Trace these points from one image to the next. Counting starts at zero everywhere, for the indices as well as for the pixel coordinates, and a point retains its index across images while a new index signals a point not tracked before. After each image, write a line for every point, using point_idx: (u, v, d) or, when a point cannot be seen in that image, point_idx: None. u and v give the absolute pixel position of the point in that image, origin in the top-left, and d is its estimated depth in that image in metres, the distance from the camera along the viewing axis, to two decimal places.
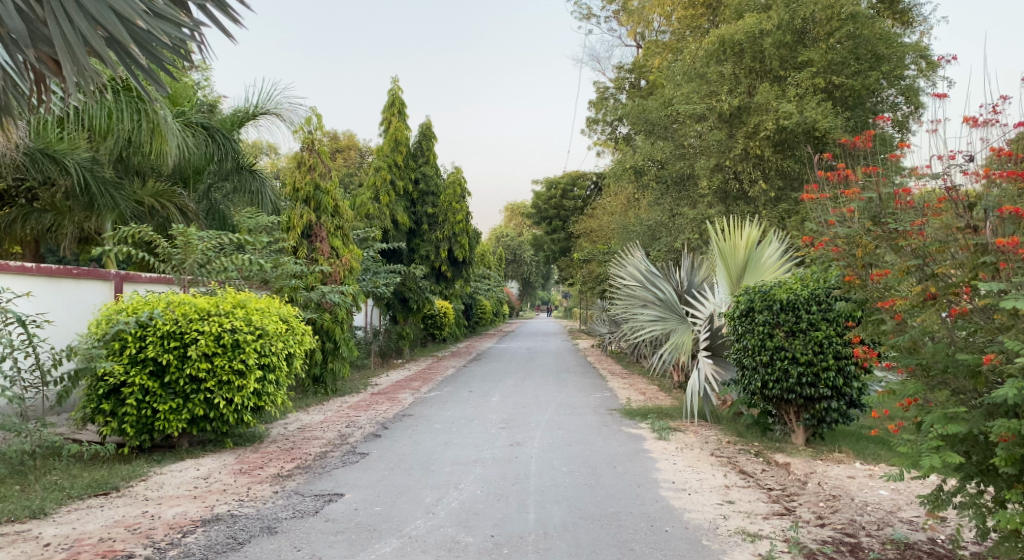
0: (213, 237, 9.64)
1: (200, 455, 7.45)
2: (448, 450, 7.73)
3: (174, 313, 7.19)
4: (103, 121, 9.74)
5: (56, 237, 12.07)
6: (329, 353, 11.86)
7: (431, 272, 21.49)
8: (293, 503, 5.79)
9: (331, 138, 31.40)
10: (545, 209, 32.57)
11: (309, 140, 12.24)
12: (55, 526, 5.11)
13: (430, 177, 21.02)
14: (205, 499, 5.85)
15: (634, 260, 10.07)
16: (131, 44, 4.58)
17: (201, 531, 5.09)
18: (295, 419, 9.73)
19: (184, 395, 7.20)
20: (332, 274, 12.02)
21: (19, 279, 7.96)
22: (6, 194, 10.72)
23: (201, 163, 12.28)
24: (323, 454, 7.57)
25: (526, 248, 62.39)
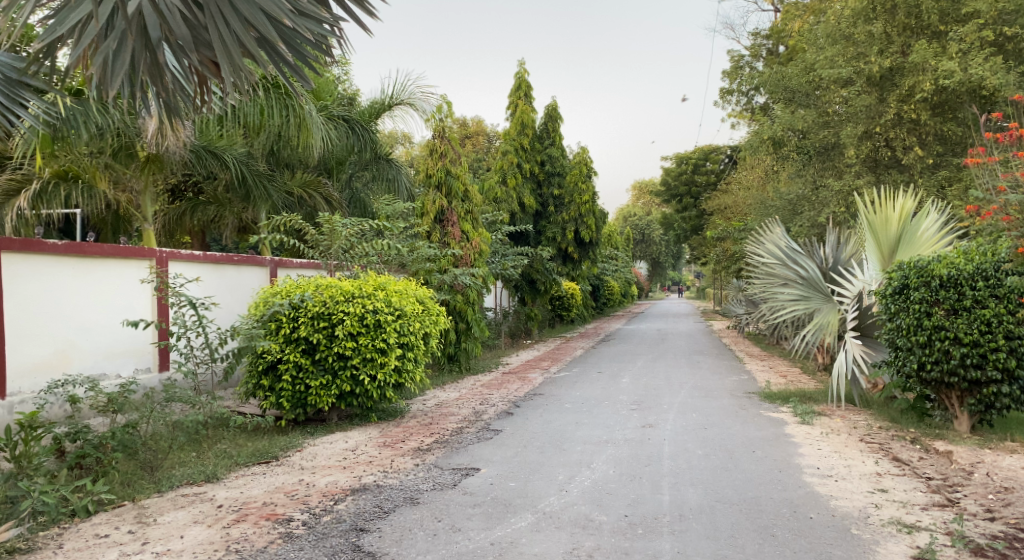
0: (356, 223, 10.12)
1: (348, 428, 7.91)
2: (581, 429, 7.77)
3: (322, 295, 7.64)
4: (256, 118, 10.55)
5: (218, 227, 13.02)
6: (462, 333, 12.20)
7: (559, 254, 21.63)
8: (434, 476, 6.03)
9: (461, 124, 32.12)
10: (676, 185, 31.77)
11: (440, 128, 12.51)
12: (226, 490, 5.62)
13: (556, 158, 21.04)
14: (354, 469, 6.22)
15: (773, 236, 9.64)
16: (279, 42, 4.87)
17: (351, 499, 5.42)
18: (433, 396, 10.12)
19: (332, 371, 7.64)
20: (463, 257, 12.27)
21: (190, 266, 8.76)
22: (177, 187, 11.89)
23: (343, 154, 13.00)
24: (460, 430, 7.84)
25: (655, 227, 61.31)
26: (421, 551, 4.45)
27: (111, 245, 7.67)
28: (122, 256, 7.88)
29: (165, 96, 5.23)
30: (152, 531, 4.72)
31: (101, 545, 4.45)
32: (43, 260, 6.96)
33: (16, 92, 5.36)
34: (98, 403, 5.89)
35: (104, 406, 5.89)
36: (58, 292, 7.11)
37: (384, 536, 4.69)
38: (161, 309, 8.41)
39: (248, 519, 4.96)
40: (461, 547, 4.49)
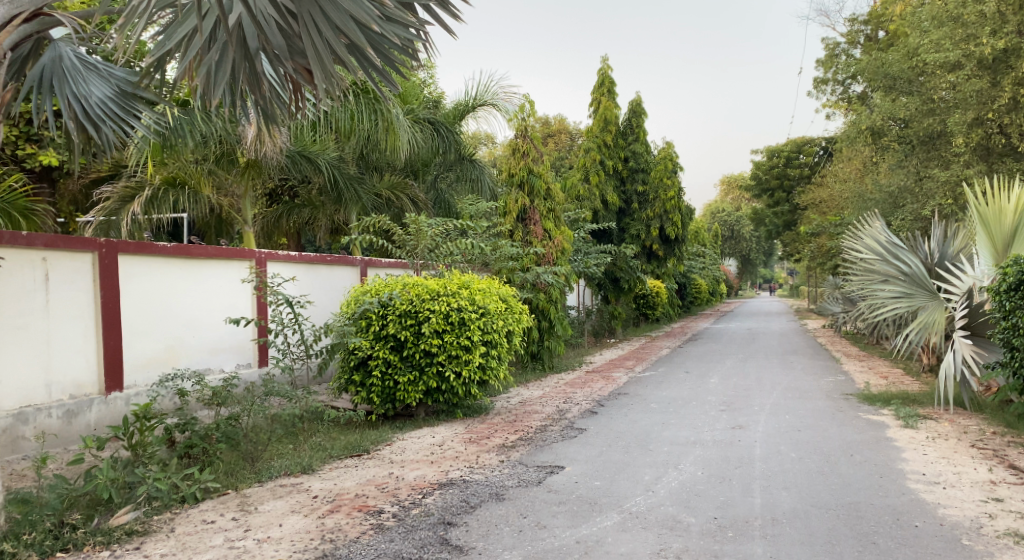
0: (441, 223, 10.30)
1: (435, 424, 8.05)
2: (667, 430, 7.65)
3: (409, 293, 7.83)
4: (347, 123, 10.91)
5: (312, 229, 13.50)
6: (545, 331, 12.21)
7: (643, 251, 21.38)
8: (519, 473, 6.08)
9: (543, 123, 32.21)
10: (767, 179, 30.83)
11: (523, 127, 12.56)
12: (321, 481, 5.84)
13: (640, 154, 20.78)
14: (441, 464, 6.34)
15: (872, 230, 9.21)
16: (368, 48, 5.00)
17: (439, 493, 5.52)
18: (517, 394, 10.18)
19: (420, 367, 7.81)
20: (545, 255, 12.28)
21: (287, 266, 9.13)
22: (275, 191, 12.50)
23: (429, 156, 13.28)
24: (544, 427, 7.87)
25: (744, 223, 59.70)
26: (508, 546, 4.49)
27: (214, 247, 8.07)
28: (225, 257, 8.29)
29: (264, 104, 5.47)
30: (254, 518, 4.95)
31: (208, 530, 4.71)
32: (154, 262, 7.39)
33: (131, 105, 5.70)
34: (204, 397, 6.20)
35: (210, 399, 6.19)
36: (167, 291, 7.54)
37: (471, 530, 4.76)
38: (259, 308, 8.81)
39: (342, 510, 5.13)
40: (547, 544, 4.51)
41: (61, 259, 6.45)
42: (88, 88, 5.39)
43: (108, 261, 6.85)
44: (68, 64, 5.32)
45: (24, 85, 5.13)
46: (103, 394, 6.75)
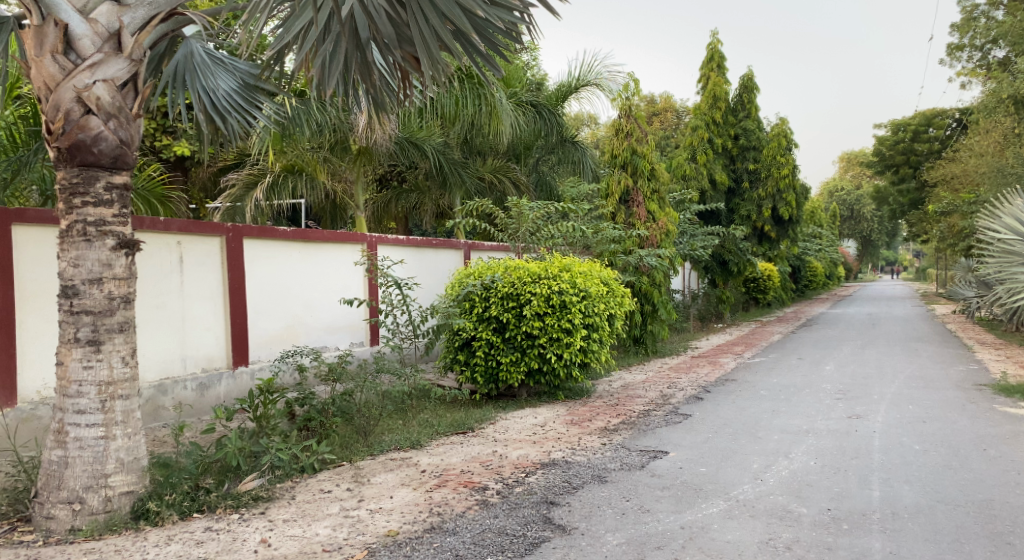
0: (542, 206, 10.32)
1: (537, 405, 8.16)
2: (778, 417, 7.43)
3: (511, 276, 7.94)
4: (452, 108, 11.08)
5: (418, 213, 13.84)
6: (648, 315, 12.05)
7: (754, 233, 20.67)
8: (622, 456, 6.08)
9: (648, 102, 31.60)
10: (891, 155, 29.06)
11: (627, 107, 12.40)
12: (428, 456, 6.05)
13: (752, 131, 20.01)
14: (544, 444, 6.43)
15: (1013, 209, 8.71)
16: (473, 33, 5.05)
17: (541, 472, 5.61)
18: (619, 377, 10.15)
19: (522, 349, 7.91)
20: (649, 237, 12.10)
21: (396, 249, 9.44)
22: (384, 176, 12.78)
23: (531, 138, 13.35)
24: (647, 412, 7.81)
25: (866, 202, 56.54)
26: (611, 528, 4.51)
27: (330, 231, 8.46)
28: (339, 241, 8.67)
29: (375, 93, 5.66)
30: (367, 490, 5.20)
31: (325, 499, 4.98)
32: (275, 245, 7.83)
33: (253, 97, 6.05)
34: (321, 372, 6.53)
35: (326, 375, 6.51)
36: (287, 273, 7.97)
37: (574, 510, 4.82)
38: (371, 288, 9.19)
39: (448, 485, 5.31)
40: (650, 528, 4.50)
41: (193, 243, 6.93)
42: (216, 81, 5.75)
43: (235, 245, 7.30)
44: (199, 60, 5.65)
45: (161, 80, 5.46)
46: (231, 368, 7.25)
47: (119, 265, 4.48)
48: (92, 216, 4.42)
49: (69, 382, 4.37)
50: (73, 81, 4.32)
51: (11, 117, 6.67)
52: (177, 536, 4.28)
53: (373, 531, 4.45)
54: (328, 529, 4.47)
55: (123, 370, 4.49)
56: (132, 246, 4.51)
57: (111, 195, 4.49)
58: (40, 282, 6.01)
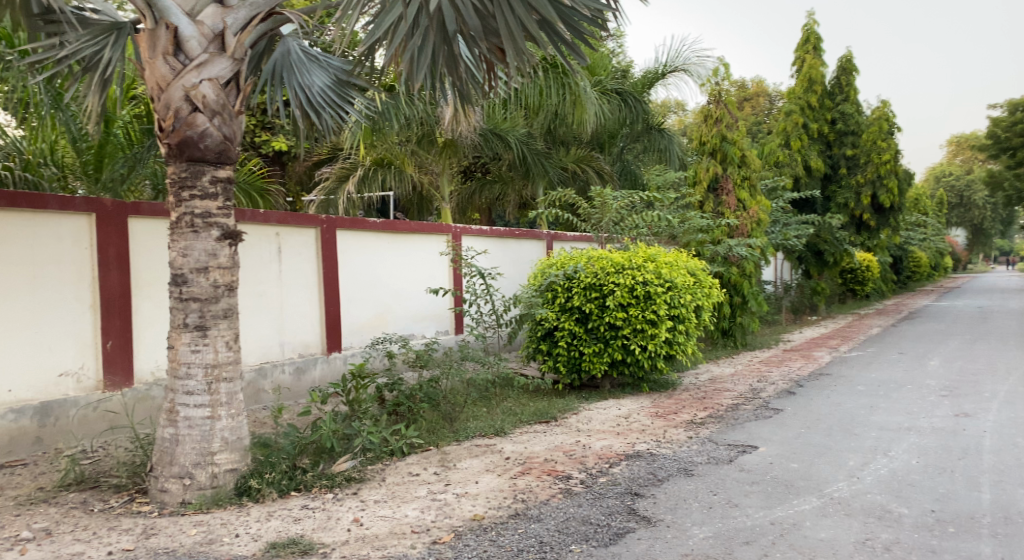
0: (627, 195, 10.18)
1: (621, 396, 8.11)
2: (876, 414, 7.12)
3: (594, 266, 7.90)
4: (536, 98, 11.22)
5: (502, 205, 13.95)
6: (737, 307, 11.76)
7: (851, 222, 19.74)
8: (709, 450, 5.98)
9: (739, 87, 30.69)
10: (1007, 137, 27.17)
11: (716, 92, 12.09)
12: (512, 444, 6.12)
13: (849, 115, 19.19)
14: (628, 436, 6.39)
15: None
16: (558, 22, 5.05)
17: (626, 464, 5.59)
18: (706, 370, 9.96)
19: (605, 339, 7.87)
20: (738, 227, 11.77)
21: (480, 240, 9.56)
22: (469, 168, 12.90)
23: (616, 127, 13.22)
24: (736, 406, 7.64)
25: (977, 188, 53.11)
26: (697, 522, 4.45)
27: (417, 222, 8.66)
28: (425, 232, 8.86)
29: (460, 85, 5.74)
30: (454, 474, 5.32)
31: (414, 482, 5.13)
32: (365, 236, 8.07)
33: (345, 93, 6.24)
34: (408, 359, 6.70)
35: (413, 362, 6.68)
36: (377, 263, 8.21)
37: (659, 503, 4.78)
38: (455, 278, 9.35)
39: (532, 473, 5.37)
40: (739, 523, 4.42)
41: (291, 234, 7.24)
42: (311, 77, 5.96)
43: (328, 236, 7.58)
44: (295, 58, 5.87)
45: (261, 78, 5.71)
46: (324, 354, 7.55)
47: (224, 255, 4.74)
48: (199, 209, 4.68)
49: (179, 364, 4.65)
50: (182, 81, 4.59)
51: (126, 116, 7.11)
52: (276, 512, 4.51)
53: (459, 514, 4.55)
54: (417, 511, 4.61)
55: (228, 353, 4.75)
56: (235, 237, 4.76)
57: (216, 189, 4.74)
58: (154, 271, 6.42)
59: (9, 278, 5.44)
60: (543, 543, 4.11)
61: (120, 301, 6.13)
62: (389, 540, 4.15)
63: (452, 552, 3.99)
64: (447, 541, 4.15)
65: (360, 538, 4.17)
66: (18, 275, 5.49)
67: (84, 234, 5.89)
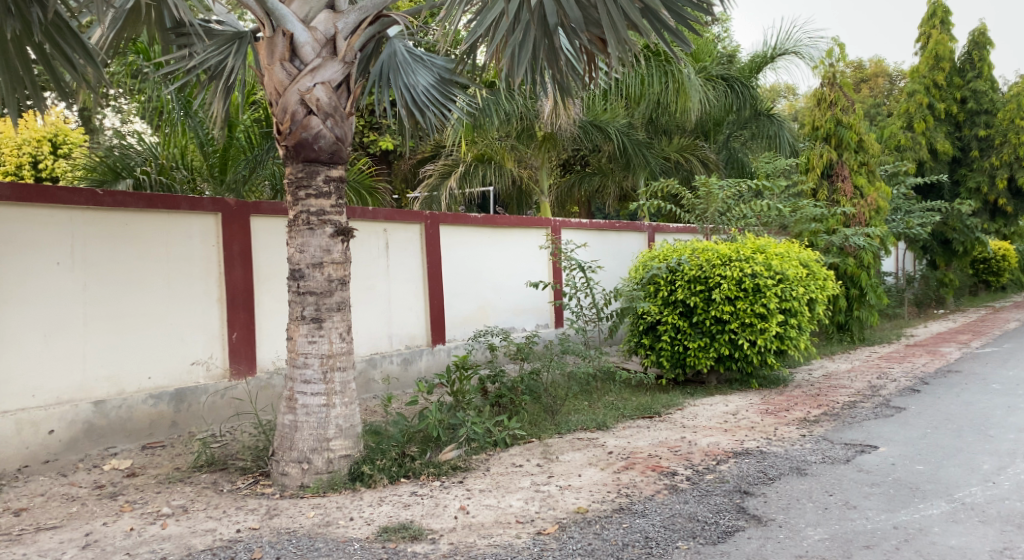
0: (734, 184, 9.85)
1: (728, 392, 7.89)
2: (1013, 415, 6.60)
3: (699, 258, 7.71)
4: (637, 88, 10.96)
5: (602, 197, 13.83)
6: (854, 300, 11.17)
7: (984, 208, 18.39)
8: (824, 449, 5.73)
9: (855, 68, 29.14)
10: None
11: (831, 74, 11.50)
12: (615, 438, 6.09)
13: (983, 92, 17.65)
14: (736, 433, 6.22)
15: None
16: (661, 9, 4.96)
17: (734, 461, 5.45)
18: (820, 366, 9.55)
19: (711, 334, 7.68)
20: (856, 215, 11.18)
21: (580, 233, 9.53)
22: (568, 161, 12.92)
23: (722, 114, 12.83)
24: (853, 403, 7.28)
25: None
26: (812, 523, 4.28)
27: (517, 217, 8.75)
28: (525, 226, 8.93)
29: (561, 78, 5.73)
30: (557, 467, 5.35)
31: (517, 473, 5.20)
32: (467, 231, 8.22)
33: (448, 90, 6.36)
34: (510, 351, 6.81)
35: (514, 354, 6.76)
36: (478, 258, 8.35)
37: (770, 502, 4.64)
38: (555, 272, 9.39)
39: (636, 467, 5.32)
40: (858, 526, 4.22)
41: (397, 230, 7.47)
42: (416, 77, 6.12)
43: (432, 231, 7.77)
44: (401, 59, 6.03)
45: (368, 80, 5.90)
46: (429, 346, 7.76)
47: (337, 251, 4.95)
48: (314, 207, 4.91)
49: (297, 354, 4.90)
50: (297, 85, 4.82)
51: (246, 120, 7.46)
52: (387, 498, 4.68)
53: (563, 507, 4.58)
54: (521, 502, 4.67)
55: (341, 345, 4.97)
56: (347, 233, 4.97)
57: (329, 188, 4.96)
58: (273, 267, 6.81)
59: (148, 274, 5.88)
60: (648, 539, 4.07)
61: (243, 295, 6.52)
62: (495, 529, 4.23)
63: (557, 543, 4.02)
64: (551, 533, 4.19)
65: (467, 526, 4.28)
66: (156, 272, 5.93)
67: (211, 233, 6.31)
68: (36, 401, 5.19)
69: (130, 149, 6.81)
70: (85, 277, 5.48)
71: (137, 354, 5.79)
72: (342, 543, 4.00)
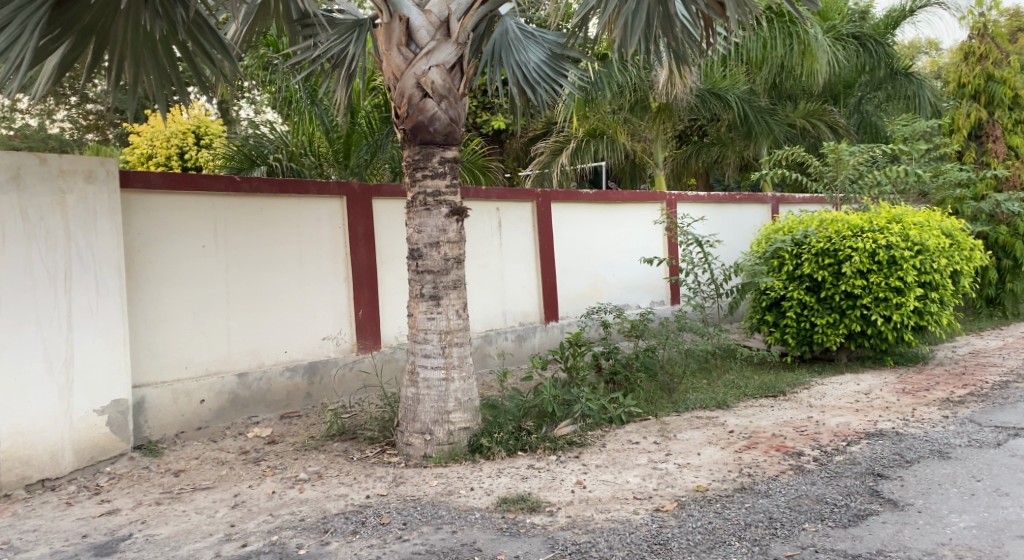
0: (866, 150, 9.21)
1: (860, 370, 7.50)
2: None
3: (827, 230, 7.30)
4: (759, 52, 10.44)
5: (721, 168, 13.34)
6: (1007, 271, 10.24)
7: None
8: (969, 432, 5.34)
9: (1010, 15, 26.42)
10: None
11: (981, 24, 10.46)
12: (736, 417, 5.94)
13: None
14: (868, 413, 5.91)
15: None
16: None
17: (866, 443, 5.18)
18: (966, 342, 8.87)
19: (840, 309, 7.31)
20: (1009, 179, 10.22)
21: (697, 206, 9.27)
22: (684, 132, 12.51)
23: (853, 75, 12.04)
24: (1005, 383, 6.73)
25: None
26: (956, 509, 4.02)
27: (630, 192, 8.63)
28: (640, 200, 8.80)
29: (676, 46, 5.55)
30: (674, 445, 5.29)
31: (634, 450, 5.18)
32: (579, 207, 8.20)
33: (560, 66, 6.32)
34: (623, 329, 6.80)
35: (629, 332, 6.76)
36: (591, 234, 8.32)
37: (907, 486, 4.39)
38: (671, 247, 9.20)
39: (759, 447, 5.18)
40: (1009, 514, 3.91)
41: (510, 209, 7.56)
42: (527, 55, 6.12)
43: (544, 209, 7.81)
44: (513, 36, 6.06)
45: (481, 60, 5.95)
46: (543, 323, 7.85)
47: (452, 230, 5.08)
48: (430, 188, 5.05)
49: (417, 330, 5.09)
50: (414, 69, 4.95)
51: (367, 106, 7.64)
52: (505, 469, 4.82)
53: (682, 485, 4.54)
54: (639, 478, 4.67)
55: (458, 321, 5.12)
56: (462, 213, 5.09)
57: (444, 168, 5.09)
58: (394, 247, 7.08)
59: (282, 255, 6.27)
60: (772, 519, 3.97)
61: (367, 274, 6.82)
62: (612, 504, 4.26)
63: (677, 521, 3.99)
64: (670, 510, 4.16)
65: (585, 500, 4.32)
66: (288, 254, 6.31)
67: (337, 216, 6.63)
68: (188, 373, 5.68)
69: (264, 138, 7.23)
70: (226, 259, 5.92)
71: (275, 330, 6.22)
72: (464, 512, 4.16)
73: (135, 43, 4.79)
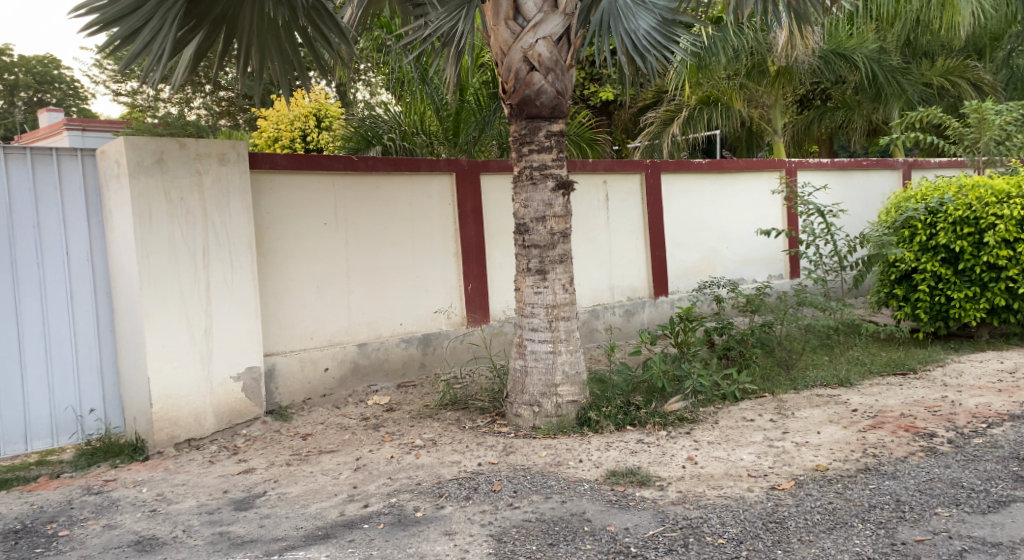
0: (1015, 108, 8.35)
1: (1004, 348, 6.92)
2: None
3: (967, 197, 6.75)
4: (891, 8, 9.73)
5: (847, 133, 12.58)
6: None
7: None
8: None
9: None
10: None
11: None
12: (860, 396, 5.65)
13: None
14: (1013, 394, 5.46)
15: None
16: None
17: (1009, 425, 4.80)
18: None
19: (981, 282, 6.76)
20: None
21: (819, 174, 8.80)
22: (806, 97, 11.88)
23: (1002, 26, 11.05)
24: None
25: None
26: None
27: (746, 160, 8.32)
28: (756, 169, 8.47)
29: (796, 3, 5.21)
30: (792, 423, 5.11)
31: (749, 427, 5.05)
32: (691, 178, 7.99)
33: (671, 31, 6.12)
34: (739, 304, 6.57)
35: (744, 306, 6.53)
36: (704, 206, 8.09)
37: None
38: (790, 218, 8.81)
39: (885, 427, 4.91)
40: None
41: (618, 181, 7.46)
42: (638, 22, 5.96)
43: (654, 180, 7.67)
44: (622, 4, 5.91)
45: (589, 30, 5.87)
46: (653, 297, 7.74)
47: (559, 204, 5.09)
48: (537, 162, 5.08)
49: (525, 304, 5.16)
50: (521, 43, 4.96)
51: (476, 83, 7.79)
52: (615, 443, 4.83)
53: (799, 463, 4.39)
54: (753, 455, 4.56)
55: (565, 295, 5.14)
56: (569, 187, 5.09)
57: (551, 142, 5.09)
58: (502, 222, 7.19)
59: (397, 232, 6.50)
60: (900, 502, 3.77)
61: (477, 249, 6.97)
62: (725, 481, 4.19)
63: (793, 500, 3.88)
64: (787, 488, 4.04)
65: (696, 476, 4.27)
66: (402, 230, 6.53)
67: (448, 192, 6.80)
68: (314, 343, 6.04)
69: (379, 119, 7.46)
70: (345, 235, 6.20)
71: (391, 303, 6.47)
72: (573, 482, 4.21)
73: (260, 30, 5.12)
